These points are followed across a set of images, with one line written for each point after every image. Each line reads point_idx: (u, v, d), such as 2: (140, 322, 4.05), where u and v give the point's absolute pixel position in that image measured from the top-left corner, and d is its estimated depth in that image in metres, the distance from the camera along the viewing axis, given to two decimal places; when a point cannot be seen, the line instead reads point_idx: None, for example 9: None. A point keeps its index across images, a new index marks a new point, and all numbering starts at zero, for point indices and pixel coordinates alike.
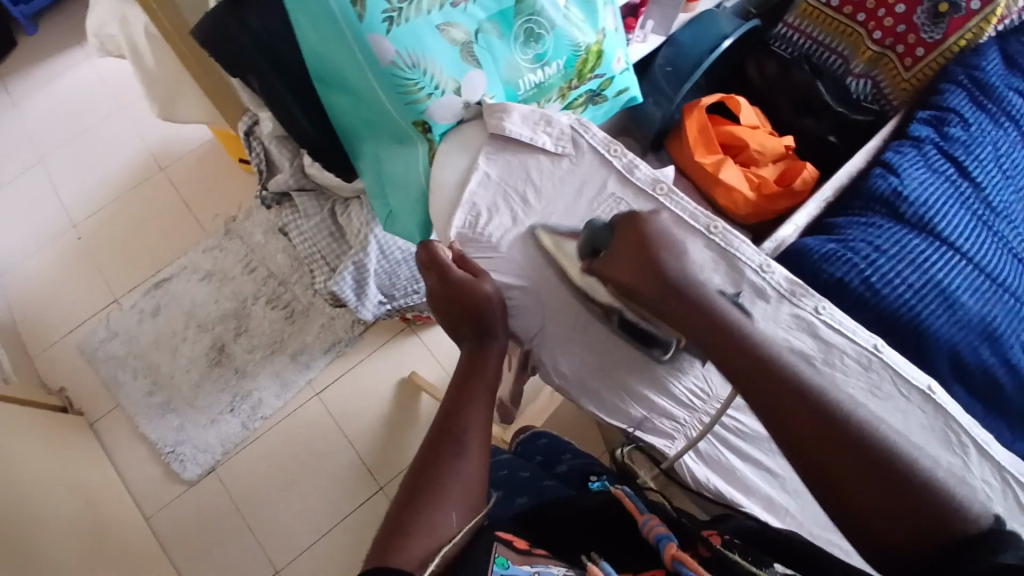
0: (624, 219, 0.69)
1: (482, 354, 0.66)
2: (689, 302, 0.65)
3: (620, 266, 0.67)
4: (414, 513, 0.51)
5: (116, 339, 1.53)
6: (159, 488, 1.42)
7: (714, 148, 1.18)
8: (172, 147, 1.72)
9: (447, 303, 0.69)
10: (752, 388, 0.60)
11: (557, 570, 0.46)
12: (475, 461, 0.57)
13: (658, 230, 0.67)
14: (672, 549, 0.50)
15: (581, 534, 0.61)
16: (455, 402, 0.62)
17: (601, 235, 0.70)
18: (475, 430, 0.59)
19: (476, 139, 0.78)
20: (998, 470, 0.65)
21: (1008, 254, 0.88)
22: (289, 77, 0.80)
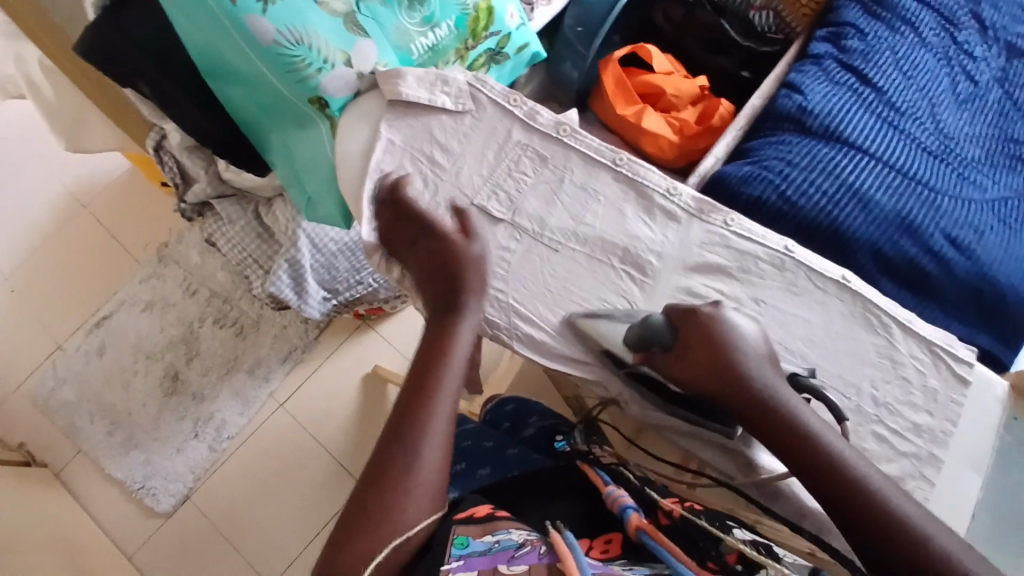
0: (682, 314, 0.63)
1: (456, 323, 0.64)
2: (772, 410, 0.58)
3: (682, 367, 0.62)
4: (383, 502, 0.51)
5: (65, 384, 1.48)
6: (135, 526, 1.38)
7: (633, 101, 1.20)
8: (91, 180, 1.66)
9: (428, 267, 0.69)
10: (770, 424, 0.57)
11: (517, 535, 0.49)
12: (440, 441, 0.55)
13: (716, 322, 0.62)
14: (635, 522, 0.51)
15: (545, 505, 0.61)
16: (422, 370, 0.59)
17: (658, 335, 0.63)
18: (448, 406, 0.57)
19: (376, 111, 0.78)
20: (927, 345, 0.68)
21: (917, 150, 0.91)
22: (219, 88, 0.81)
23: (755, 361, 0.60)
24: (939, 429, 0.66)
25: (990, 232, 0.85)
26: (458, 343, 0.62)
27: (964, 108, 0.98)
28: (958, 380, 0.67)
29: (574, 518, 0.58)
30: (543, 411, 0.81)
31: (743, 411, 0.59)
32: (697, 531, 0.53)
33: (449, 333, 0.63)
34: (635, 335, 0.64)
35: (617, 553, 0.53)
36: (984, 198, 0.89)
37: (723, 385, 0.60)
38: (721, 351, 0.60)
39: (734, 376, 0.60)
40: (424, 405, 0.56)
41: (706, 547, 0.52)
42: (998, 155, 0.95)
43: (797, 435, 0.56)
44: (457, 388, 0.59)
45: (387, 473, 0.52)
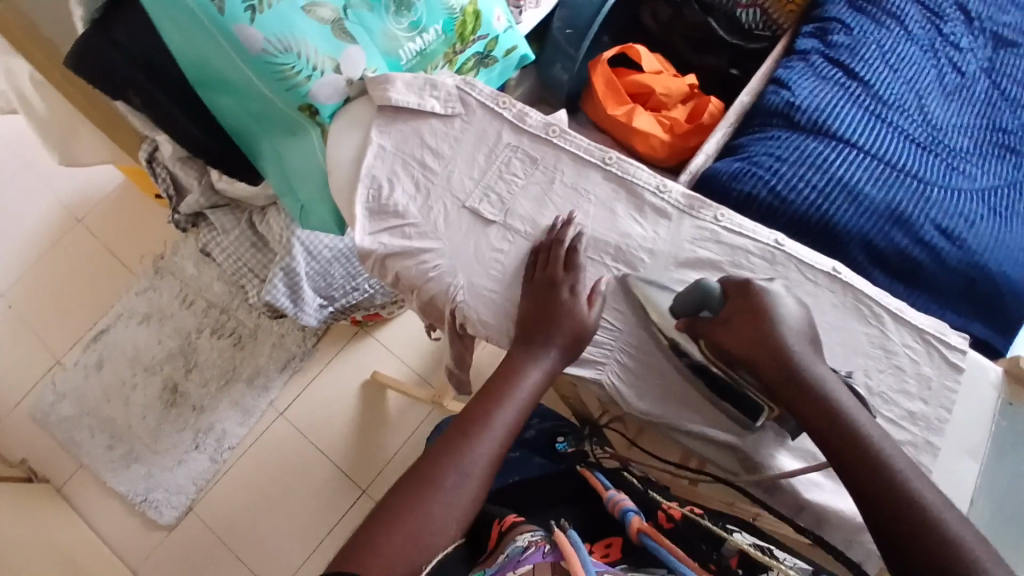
0: (739, 286, 0.64)
1: (525, 360, 0.64)
2: (809, 390, 0.59)
3: (731, 335, 0.62)
4: (408, 506, 0.52)
5: (65, 399, 1.48)
6: (139, 540, 1.38)
7: (623, 102, 1.20)
8: (85, 195, 1.66)
9: (526, 295, 0.68)
10: (803, 407, 0.59)
11: (522, 539, 0.49)
12: (481, 473, 0.55)
13: (772, 303, 0.62)
14: (636, 524, 0.50)
15: (546, 511, 0.61)
16: (481, 401, 0.60)
17: (711, 302, 0.64)
18: (500, 438, 0.58)
19: (366, 116, 0.79)
20: (919, 333, 0.69)
21: (906, 142, 0.92)
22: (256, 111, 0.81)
23: (798, 340, 0.61)
24: (934, 416, 0.67)
25: (980, 221, 0.86)
26: (523, 381, 0.62)
27: (952, 100, 0.99)
28: (952, 368, 0.68)
29: (578, 520, 0.60)
30: (542, 413, 0.81)
31: (790, 395, 0.59)
32: (697, 532, 0.53)
33: (516, 367, 0.63)
34: (686, 301, 0.65)
35: (618, 557, 0.53)
36: (974, 187, 0.90)
37: (774, 368, 0.60)
38: (775, 331, 0.61)
39: (789, 361, 0.60)
40: (477, 433, 0.57)
41: (707, 549, 0.52)
42: (987, 145, 0.95)
43: (844, 446, 0.56)
44: (514, 421, 0.59)
45: (419, 481, 0.54)
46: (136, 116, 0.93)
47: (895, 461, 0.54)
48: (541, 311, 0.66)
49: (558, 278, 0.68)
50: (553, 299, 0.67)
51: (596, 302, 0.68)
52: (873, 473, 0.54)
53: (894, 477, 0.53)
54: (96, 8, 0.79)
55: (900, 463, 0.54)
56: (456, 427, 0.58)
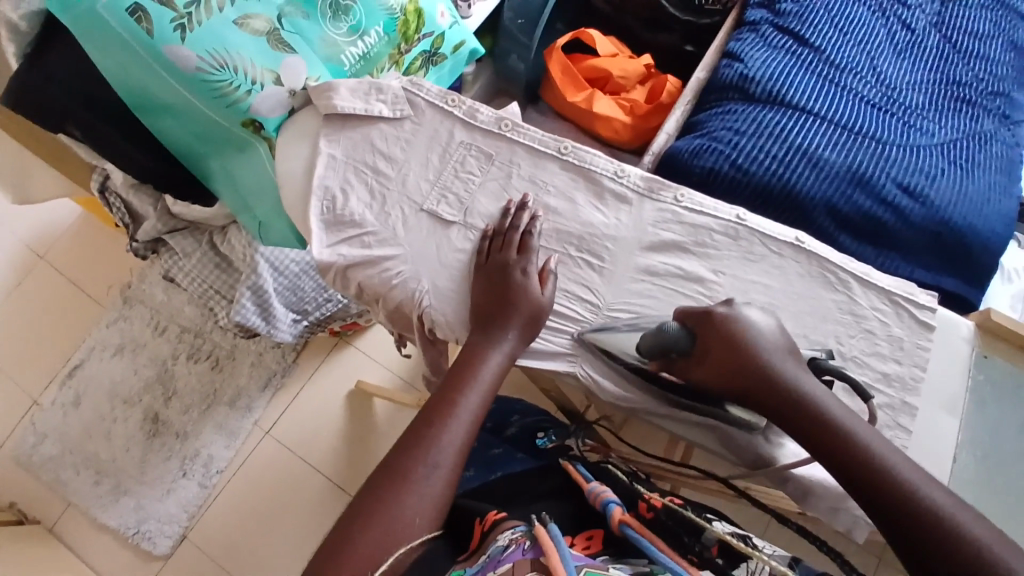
0: (703, 321, 0.62)
1: (486, 344, 0.63)
2: (781, 394, 0.58)
3: (704, 369, 0.60)
4: (376, 504, 0.50)
5: (46, 440, 1.45)
6: (135, 574, 1.35)
7: (582, 88, 1.20)
8: (44, 230, 1.62)
9: (485, 284, 0.68)
10: (781, 413, 0.58)
11: (502, 540, 0.48)
12: (451, 460, 0.54)
13: (743, 329, 0.60)
14: (618, 515, 0.50)
15: (529, 503, 0.60)
16: (445, 389, 0.59)
17: (680, 341, 0.62)
18: (464, 421, 0.57)
19: (312, 126, 0.78)
20: (887, 295, 0.69)
21: (861, 104, 0.92)
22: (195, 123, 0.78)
23: (772, 354, 0.59)
24: (909, 376, 0.67)
25: (940, 176, 0.86)
26: (485, 364, 0.61)
27: (903, 57, 0.99)
28: (922, 327, 0.68)
29: (558, 512, 0.57)
30: (523, 409, 0.82)
31: (771, 407, 0.58)
32: (681, 525, 0.53)
33: (478, 353, 0.62)
34: (650, 344, 0.63)
35: (599, 548, 0.52)
36: (932, 143, 0.90)
37: (755, 388, 0.58)
38: (749, 356, 0.59)
39: (768, 379, 0.58)
40: (444, 421, 0.56)
41: (689, 541, 0.52)
42: (942, 99, 0.96)
43: (812, 415, 0.56)
44: (479, 402, 0.58)
45: (385, 478, 0.52)
46: (82, 147, 0.91)
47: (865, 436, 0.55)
48: (495, 297, 0.66)
49: (511, 261, 0.68)
50: (511, 281, 0.67)
51: (549, 281, 0.68)
52: (839, 437, 0.55)
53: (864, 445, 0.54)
54: (27, 43, 0.79)
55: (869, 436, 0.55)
56: (421, 417, 0.57)
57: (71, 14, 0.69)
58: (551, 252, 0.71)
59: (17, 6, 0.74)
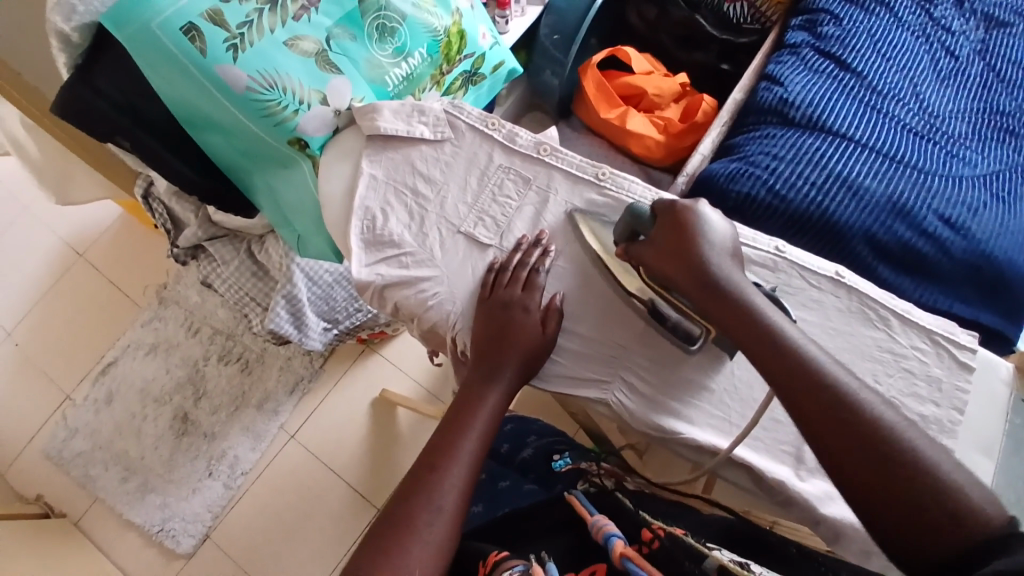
0: (667, 207, 0.66)
1: (484, 385, 0.64)
2: (744, 311, 0.59)
3: (658, 255, 0.64)
4: (381, 551, 0.51)
5: (78, 435, 1.48)
6: (158, 570, 1.37)
7: (616, 106, 1.20)
8: (85, 230, 1.67)
9: (490, 321, 0.68)
10: (769, 362, 0.57)
11: None
12: (454, 505, 0.55)
13: (698, 219, 0.64)
14: (619, 548, 0.47)
15: (533, 542, 0.57)
16: (444, 433, 0.61)
17: (643, 220, 0.67)
18: (463, 462, 0.58)
19: (356, 147, 0.79)
20: (928, 335, 0.69)
21: (903, 131, 0.91)
22: (236, 143, 0.80)
23: (718, 257, 0.62)
24: (946, 419, 0.67)
25: (983, 209, 0.85)
26: (484, 406, 0.63)
27: (947, 85, 0.98)
28: (963, 368, 0.68)
29: (558, 550, 0.55)
30: (541, 430, 0.83)
31: (714, 308, 0.61)
32: (683, 551, 0.48)
33: (474, 394, 0.64)
34: (620, 228, 0.68)
35: None
36: (974, 173, 0.89)
37: (718, 305, 0.60)
38: (696, 253, 0.62)
39: (713, 280, 0.61)
40: (445, 466, 0.57)
41: (691, 568, 0.47)
42: (985, 129, 0.94)
43: (799, 378, 0.55)
44: (478, 447, 0.60)
45: (389, 525, 0.54)
46: (128, 155, 0.94)
47: (819, 359, 0.55)
48: (500, 332, 0.67)
49: (516, 298, 0.68)
50: (512, 318, 0.68)
51: (552, 319, 0.69)
52: (784, 357, 0.56)
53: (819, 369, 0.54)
54: (78, 54, 0.80)
55: (822, 359, 0.55)
56: (423, 461, 0.58)
57: (125, 32, 0.71)
58: (555, 290, 0.72)
59: (68, 20, 0.74)
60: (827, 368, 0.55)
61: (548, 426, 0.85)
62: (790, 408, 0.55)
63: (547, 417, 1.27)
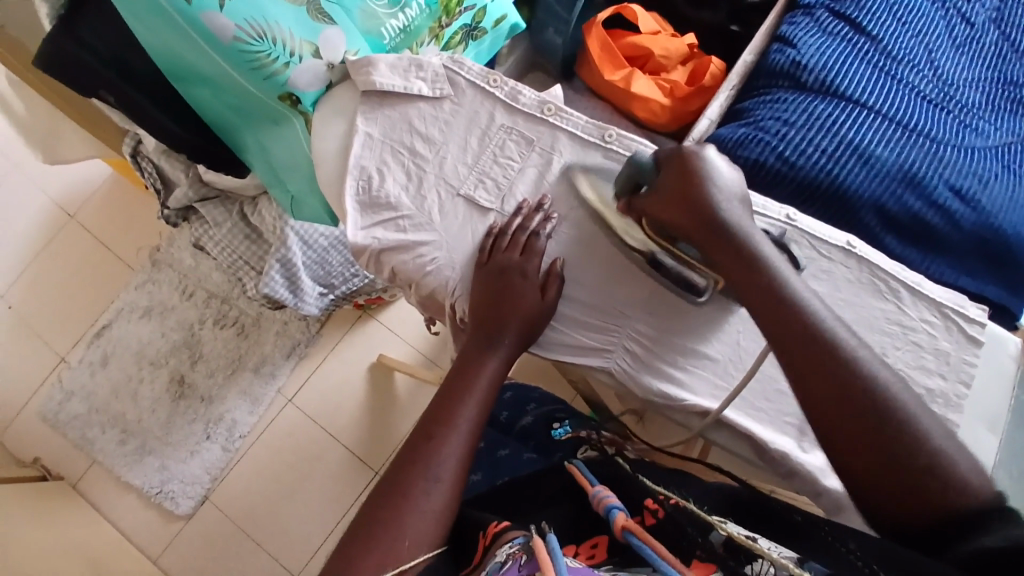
0: (671, 154, 0.63)
1: (481, 353, 0.63)
2: (752, 262, 0.58)
3: (663, 206, 0.62)
4: (377, 521, 0.50)
5: (74, 397, 1.48)
6: (157, 530, 1.38)
7: (621, 66, 1.15)
8: (76, 191, 1.63)
9: (488, 286, 0.66)
10: (774, 322, 0.55)
11: (500, 554, 0.44)
12: (452, 474, 0.54)
13: (705, 165, 0.61)
14: (621, 520, 0.45)
15: (531, 511, 0.56)
16: (443, 400, 0.59)
17: (646, 172, 0.64)
18: (459, 430, 0.57)
19: (350, 104, 0.76)
20: (938, 307, 0.68)
21: (916, 99, 0.87)
22: (225, 98, 0.77)
23: (728, 202, 0.60)
24: (953, 393, 0.66)
25: (994, 180, 0.82)
26: (482, 373, 0.61)
27: (962, 53, 0.94)
28: (970, 342, 0.67)
29: (558, 519, 0.54)
30: (541, 397, 0.81)
31: (720, 258, 0.59)
32: (688, 518, 0.47)
33: (472, 361, 0.63)
34: (624, 179, 0.66)
35: (603, 558, 0.49)
36: (987, 144, 0.86)
37: (728, 254, 0.59)
38: (706, 203, 0.60)
39: (721, 228, 0.59)
40: (442, 435, 0.56)
41: (696, 535, 0.46)
42: (999, 99, 0.91)
43: (803, 339, 0.53)
44: (476, 415, 0.58)
45: (385, 495, 0.52)
46: (115, 112, 0.91)
47: (808, 302, 0.55)
48: (497, 298, 0.65)
49: (514, 262, 0.66)
50: (510, 284, 0.66)
51: (553, 284, 0.67)
52: (770, 291, 0.56)
53: (824, 328, 0.53)
54: (61, 6, 0.77)
55: (815, 304, 0.55)
56: (420, 430, 0.57)
57: None
58: (554, 255, 0.69)
59: None
60: (834, 330, 0.53)
61: (547, 394, 0.83)
62: (787, 364, 0.54)
63: (546, 383, 1.27)
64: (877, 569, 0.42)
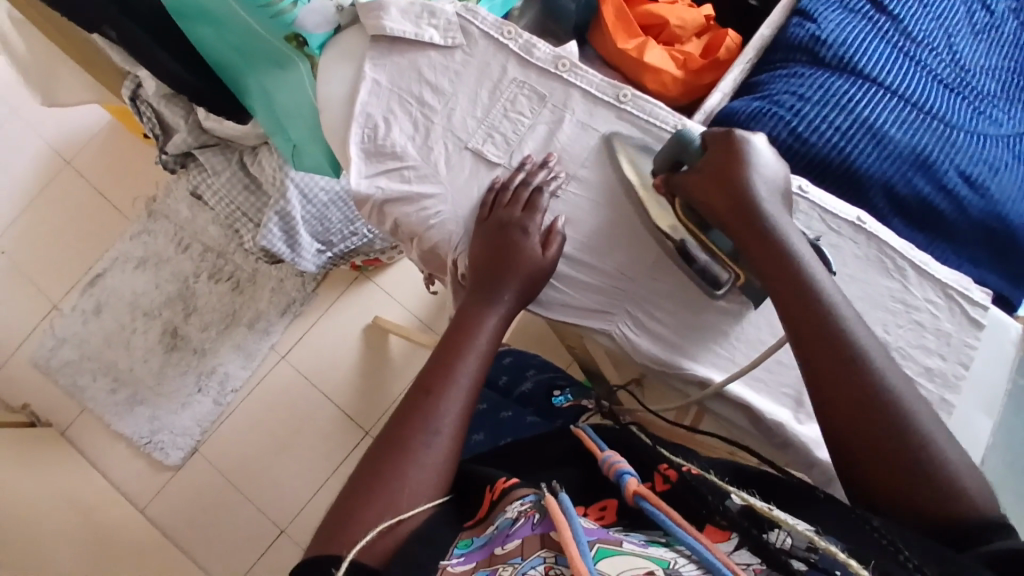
0: (720, 135, 0.61)
1: (481, 307, 0.62)
2: (780, 256, 0.56)
3: (701, 184, 0.61)
4: (377, 473, 0.50)
5: (66, 344, 1.47)
6: (146, 480, 1.38)
7: (634, 34, 1.11)
8: (73, 136, 1.60)
9: (488, 245, 0.65)
10: (791, 316, 0.54)
11: (511, 509, 0.44)
12: (452, 427, 0.54)
13: (751, 152, 0.60)
14: (633, 485, 0.44)
15: (539, 470, 0.55)
16: (443, 353, 0.59)
17: (690, 151, 0.62)
18: (462, 384, 0.56)
19: (358, 48, 0.73)
20: (943, 288, 0.67)
21: (933, 82, 0.85)
22: (230, 36, 0.74)
23: (767, 192, 0.59)
24: (951, 373, 0.66)
25: (1005, 169, 0.81)
26: (483, 327, 0.61)
27: (981, 40, 0.91)
28: (972, 324, 0.67)
29: (570, 481, 0.53)
30: (541, 363, 0.81)
31: (751, 249, 0.58)
32: (706, 484, 0.46)
33: (471, 316, 0.62)
34: (665, 156, 0.64)
35: (613, 520, 0.48)
36: (1000, 132, 0.84)
37: (757, 246, 0.58)
38: (746, 189, 0.59)
39: (758, 220, 0.58)
40: (442, 389, 0.55)
41: (713, 502, 0.44)
42: (1014, 89, 0.89)
43: (798, 315, 0.54)
44: (478, 371, 0.58)
45: (385, 447, 0.52)
46: (117, 50, 0.88)
47: (823, 285, 0.54)
48: (496, 254, 0.64)
49: (515, 218, 0.65)
50: (511, 240, 0.65)
51: (554, 242, 0.66)
52: (783, 267, 0.56)
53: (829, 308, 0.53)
54: None
55: (828, 287, 0.55)
56: (419, 384, 0.56)
57: None
58: (558, 213, 0.69)
59: None
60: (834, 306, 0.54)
61: (547, 360, 0.83)
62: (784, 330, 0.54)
63: (542, 351, 1.26)
64: (904, 548, 0.41)
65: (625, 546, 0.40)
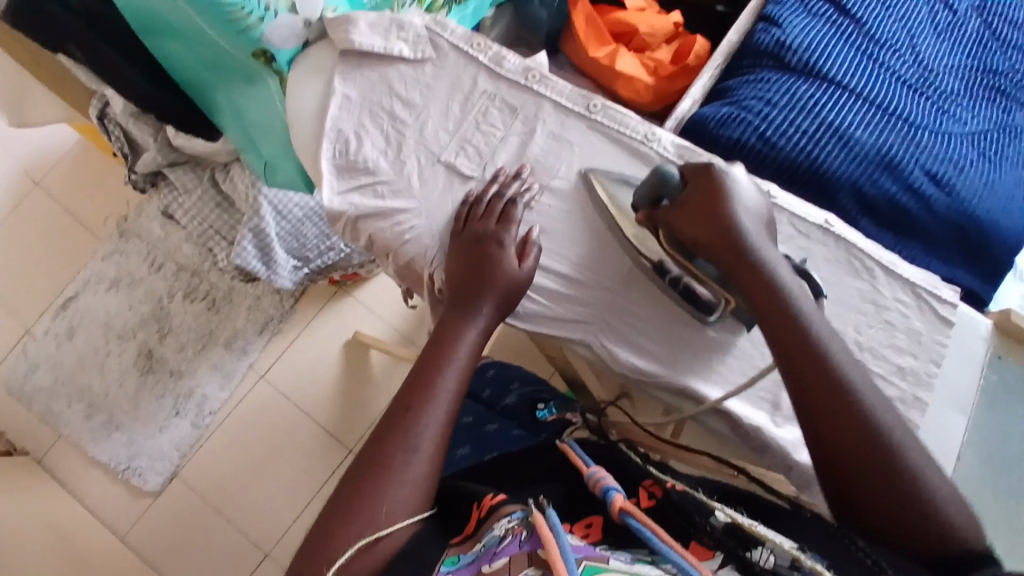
0: (697, 169, 0.62)
1: (459, 319, 0.61)
2: (769, 286, 0.57)
3: (686, 218, 0.60)
4: (357, 492, 0.49)
5: (38, 369, 1.44)
6: (123, 507, 1.35)
7: (606, 41, 1.12)
8: (41, 156, 1.57)
9: (466, 259, 0.64)
10: (781, 340, 0.54)
11: (499, 527, 0.43)
12: (431, 444, 0.52)
13: (729, 182, 0.61)
14: (618, 502, 0.44)
15: (526, 485, 0.55)
16: (422, 368, 0.57)
17: (669, 186, 0.62)
18: (441, 399, 0.55)
19: (328, 62, 0.73)
20: (911, 287, 0.68)
21: (896, 83, 0.87)
22: (197, 53, 0.73)
23: (752, 224, 0.60)
24: (923, 371, 0.66)
25: (970, 167, 0.82)
26: (462, 340, 0.59)
27: (943, 41, 0.93)
28: (941, 321, 0.68)
29: (555, 495, 0.52)
30: (524, 375, 0.81)
31: (740, 280, 0.58)
32: (694, 505, 0.46)
33: (449, 329, 0.60)
34: (644, 191, 0.64)
35: (598, 537, 0.47)
36: (964, 131, 0.86)
37: (745, 274, 0.58)
38: (729, 221, 0.59)
39: (746, 252, 0.58)
40: (421, 404, 0.54)
41: (699, 522, 0.44)
42: (977, 88, 0.91)
43: (779, 330, 0.55)
44: (458, 386, 0.56)
45: (364, 466, 0.51)
46: (81, 69, 0.87)
47: (801, 308, 0.55)
48: (473, 266, 0.64)
49: (490, 231, 0.65)
50: (488, 253, 0.64)
51: (530, 253, 0.65)
52: (772, 296, 0.56)
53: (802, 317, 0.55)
54: None
55: (807, 311, 0.56)
56: (397, 401, 0.55)
57: None
58: (533, 223, 0.68)
59: None
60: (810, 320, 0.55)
61: (529, 371, 0.83)
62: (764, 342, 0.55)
63: (524, 361, 1.26)
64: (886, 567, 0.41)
65: (611, 563, 0.39)
